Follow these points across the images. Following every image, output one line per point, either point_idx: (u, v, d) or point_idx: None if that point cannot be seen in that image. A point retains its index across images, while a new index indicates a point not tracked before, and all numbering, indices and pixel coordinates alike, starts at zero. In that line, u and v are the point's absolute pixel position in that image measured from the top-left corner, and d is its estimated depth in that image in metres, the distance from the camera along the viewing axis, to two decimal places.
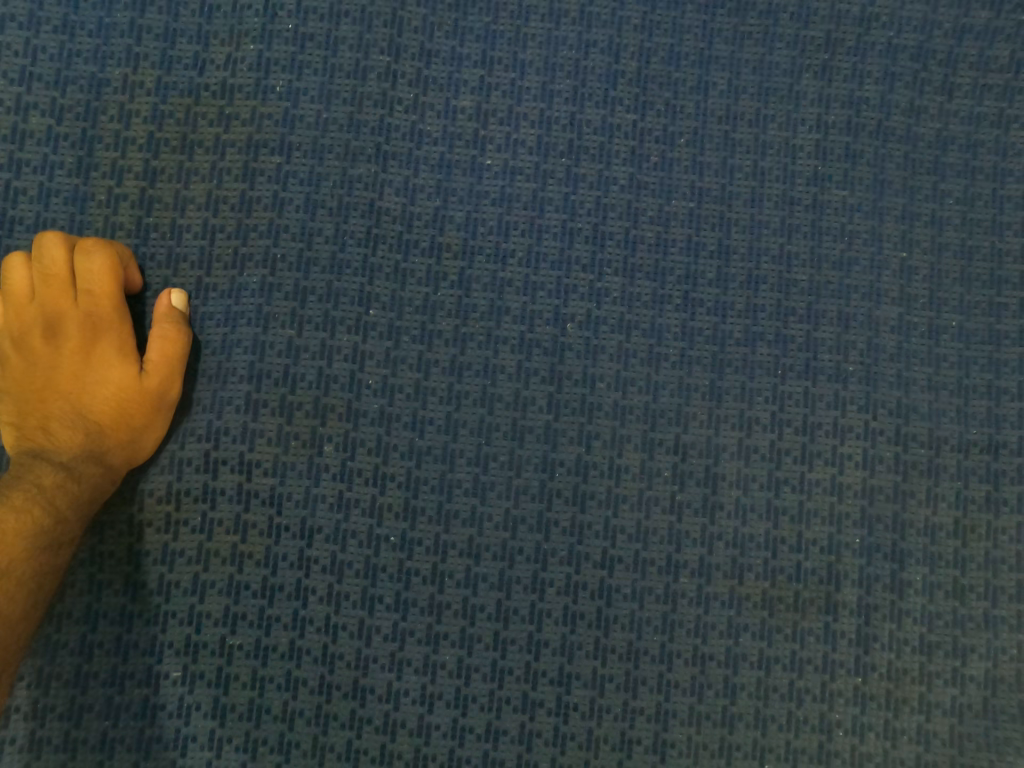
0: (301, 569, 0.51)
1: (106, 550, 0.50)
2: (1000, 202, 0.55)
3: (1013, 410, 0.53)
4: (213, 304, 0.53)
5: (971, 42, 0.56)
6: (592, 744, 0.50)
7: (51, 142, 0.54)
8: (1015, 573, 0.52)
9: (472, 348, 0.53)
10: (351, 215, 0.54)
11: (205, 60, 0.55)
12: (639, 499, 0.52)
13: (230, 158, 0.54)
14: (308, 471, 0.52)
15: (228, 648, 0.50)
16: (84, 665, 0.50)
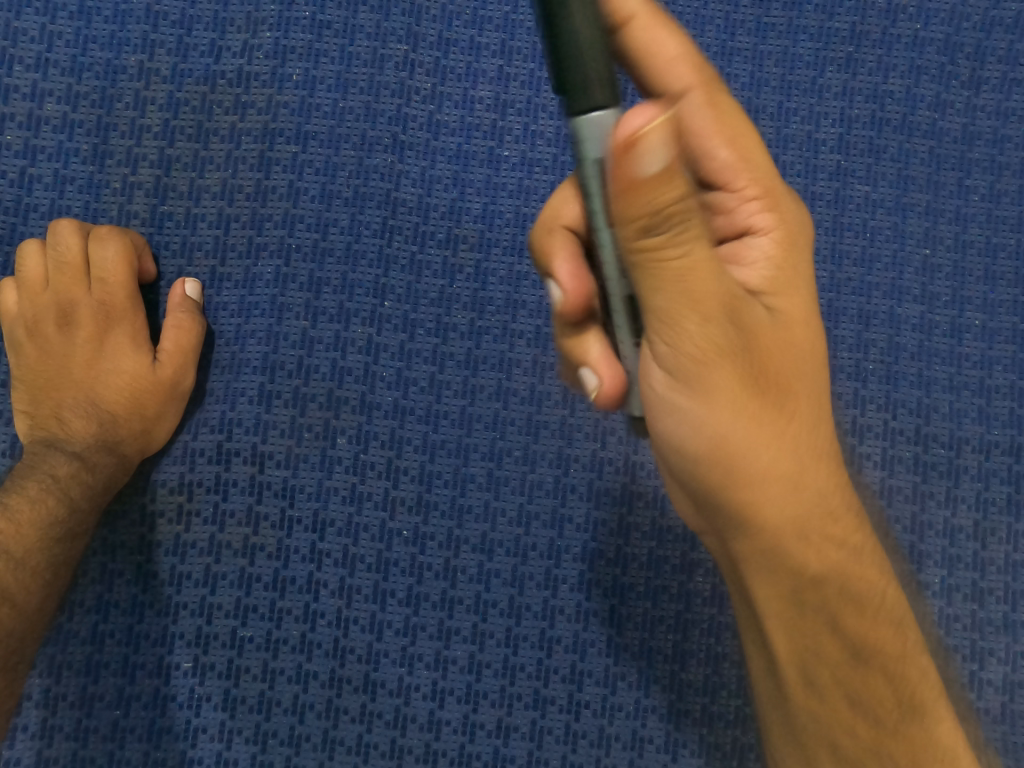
0: (314, 562, 0.68)
1: (115, 539, 0.67)
2: (929, 270, 0.72)
3: (940, 431, 0.70)
4: (257, 325, 0.70)
5: (890, 133, 0.73)
6: (573, 704, 0.67)
7: (129, 192, 0.71)
8: (940, 567, 0.69)
9: (489, 344, 0.70)
10: (397, 266, 0.71)
11: (273, 130, 0.72)
12: (654, 495, 0.69)
13: (300, 207, 0.71)
14: (321, 465, 0.69)
15: (278, 610, 0.68)
16: (136, 624, 0.67)
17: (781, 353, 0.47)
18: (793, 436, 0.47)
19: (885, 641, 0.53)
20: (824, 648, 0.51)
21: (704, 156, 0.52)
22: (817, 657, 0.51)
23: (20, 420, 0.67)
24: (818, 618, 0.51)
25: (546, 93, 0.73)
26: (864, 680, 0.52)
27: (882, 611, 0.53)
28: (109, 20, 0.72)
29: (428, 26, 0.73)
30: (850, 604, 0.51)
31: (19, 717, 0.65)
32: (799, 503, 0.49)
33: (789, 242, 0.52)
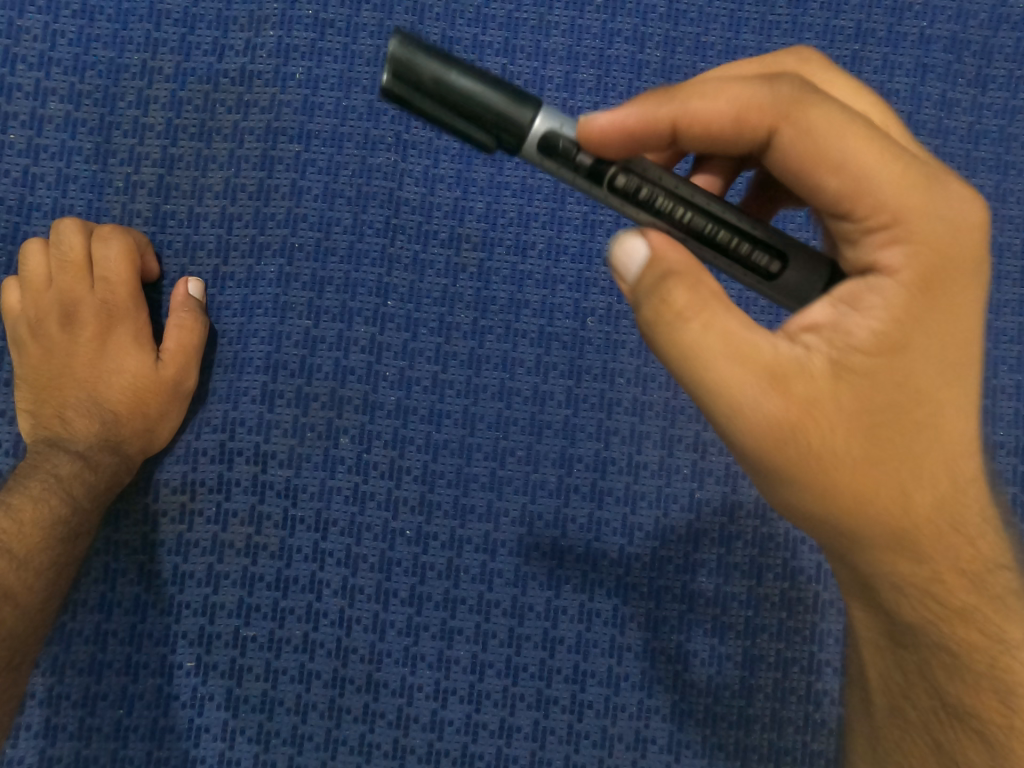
0: (317, 562, 0.68)
1: (119, 538, 0.67)
2: None
3: None
4: (259, 324, 0.70)
5: None
6: (575, 704, 0.67)
7: (132, 192, 0.71)
8: None
9: (492, 344, 0.70)
10: (399, 265, 0.71)
11: (276, 129, 0.71)
12: (657, 495, 0.69)
13: (303, 206, 0.71)
14: (324, 465, 0.69)
15: (280, 610, 0.68)
16: (139, 624, 0.67)
17: (885, 409, 0.40)
18: (893, 503, 0.42)
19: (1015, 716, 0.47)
20: (913, 686, 0.51)
21: (813, 183, 0.42)
22: (904, 694, 0.52)
23: (23, 419, 0.67)
24: (911, 662, 0.50)
25: (550, 91, 0.73)
26: (951, 731, 0.50)
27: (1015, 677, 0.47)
28: (111, 19, 0.72)
29: (431, 25, 0.73)
30: (956, 668, 0.48)
31: (22, 716, 0.65)
32: (908, 571, 0.45)
33: (920, 282, 0.40)
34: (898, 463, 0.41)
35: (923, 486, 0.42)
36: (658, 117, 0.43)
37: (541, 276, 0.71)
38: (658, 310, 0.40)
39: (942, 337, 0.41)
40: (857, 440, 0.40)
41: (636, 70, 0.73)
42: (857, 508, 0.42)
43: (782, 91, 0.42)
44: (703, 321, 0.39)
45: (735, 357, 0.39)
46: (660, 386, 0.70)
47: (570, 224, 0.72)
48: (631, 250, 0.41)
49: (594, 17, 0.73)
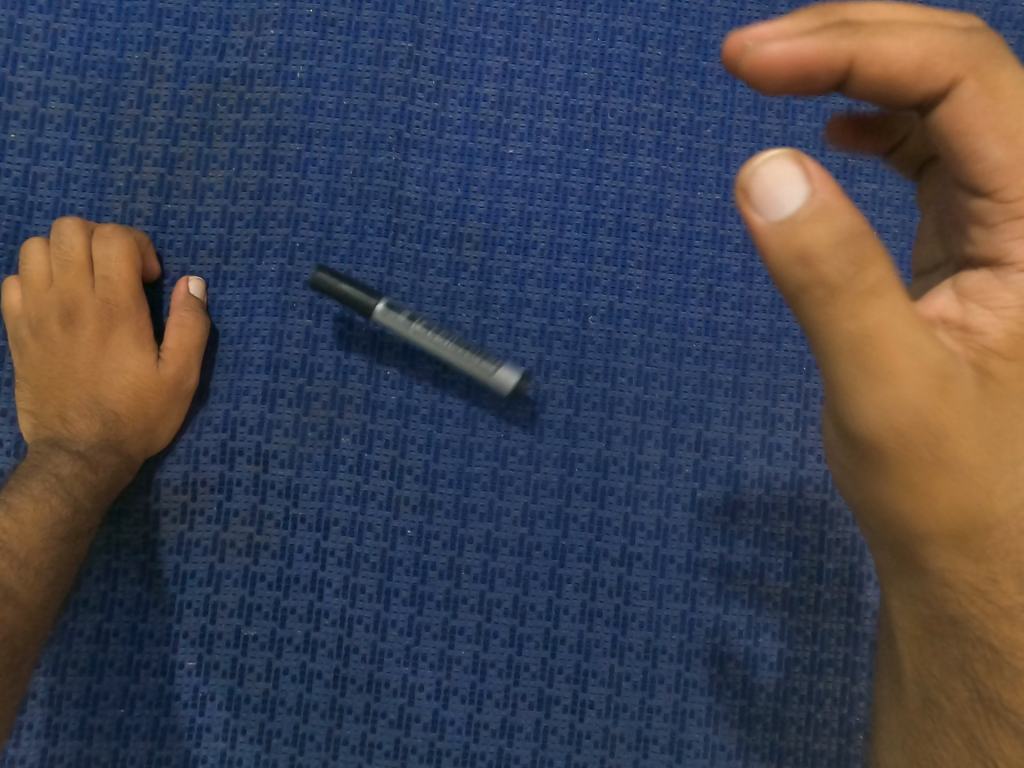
0: (318, 561, 0.68)
1: (120, 538, 0.67)
2: None
3: None
4: (260, 323, 0.70)
5: None
6: (576, 704, 0.67)
7: (133, 191, 0.71)
8: None
9: (494, 343, 0.70)
10: (400, 264, 0.71)
11: (277, 128, 0.71)
12: (658, 495, 0.69)
13: (304, 205, 0.71)
14: (325, 464, 0.69)
15: (282, 609, 0.68)
16: (141, 623, 0.67)
17: (990, 409, 0.40)
18: (978, 496, 0.41)
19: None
20: (949, 680, 0.47)
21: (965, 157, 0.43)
22: (941, 687, 0.48)
23: (24, 419, 0.67)
24: (948, 653, 0.47)
25: (551, 90, 0.73)
26: (986, 733, 0.46)
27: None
28: (112, 18, 0.72)
29: (432, 24, 0.73)
30: (998, 667, 0.45)
31: (24, 715, 0.65)
32: (967, 567, 0.43)
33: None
34: (991, 464, 0.41)
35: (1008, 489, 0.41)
36: (826, 64, 0.43)
37: (542, 275, 0.71)
38: (817, 283, 0.36)
39: None
40: (964, 430, 0.40)
41: (637, 69, 0.73)
42: (949, 497, 0.41)
43: (958, 63, 0.42)
44: (866, 287, 0.36)
45: (871, 340, 0.37)
46: (662, 385, 0.70)
47: (572, 223, 0.72)
48: (784, 185, 0.35)
49: (596, 15, 0.73)
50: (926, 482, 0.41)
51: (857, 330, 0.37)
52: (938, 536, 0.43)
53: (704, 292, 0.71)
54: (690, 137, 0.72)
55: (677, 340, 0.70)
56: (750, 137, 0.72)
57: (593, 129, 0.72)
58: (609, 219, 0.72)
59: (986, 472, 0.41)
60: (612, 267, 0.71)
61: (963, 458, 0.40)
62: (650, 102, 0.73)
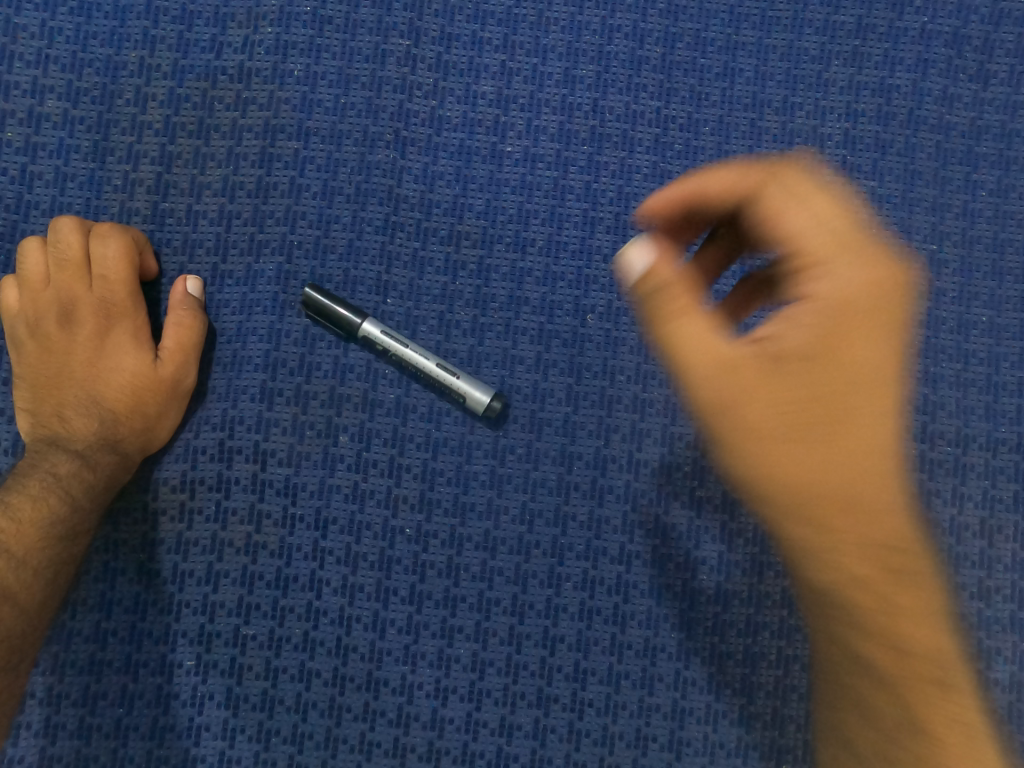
0: (317, 560, 0.68)
1: (118, 537, 0.67)
2: (935, 266, 0.71)
3: (948, 428, 0.70)
4: (258, 322, 0.70)
5: (897, 128, 0.73)
6: (576, 702, 0.67)
7: (130, 190, 0.71)
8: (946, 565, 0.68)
9: (492, 341, 0.70)
10: (398, 262, 0.71)
11: (274, 126, 0.71)
12: (657, 493, 0.69)
13: (302, 204, 0.71)
14: (323, 463, 0.69)
15: (280, 608, 0.67)
16: (139, 623, 0.67)
17: (803, 390, 0.45)
18: (819, 477, 0.44)
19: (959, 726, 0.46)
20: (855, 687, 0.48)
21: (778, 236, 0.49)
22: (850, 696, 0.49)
23: (22, 419, 0.67)
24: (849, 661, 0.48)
25: (549, 88, 0.72)
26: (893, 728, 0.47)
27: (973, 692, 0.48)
28: (109, 16, 0.72)
29: (430, 21, 0.73)
30: (883, 649, 0.47)
31: (22, 715, 0.65)
32: (836, 554, 0.45)
33: (840, 298, 0.46)
34: (819, 444, 0.44)
35: (842, 466, 0.45)
36: (677, 205, 0.53)
37: (540, 273, 0.71)
38: (656, 302, 0.48)
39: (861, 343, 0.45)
40: (780, 406, 0.45)
41: (635, 66, 0.73)
42: (790, 483, 0.44)
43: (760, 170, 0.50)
44: (689, 314, 0.47)
45: (694, 332, 0.46)
46: (661, 384, 0.70)
47: (570, 221, 0.71)
48: (637, 257, 0.49)
49: (594, 12, 0.73)
50: (772, 468, 0.44)
51: (671, 332, 0.47)
52: (796, 519, 0.45)
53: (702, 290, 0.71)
54: (689, 135, 0.72)
55: None
56: (749, 135, 0.72)
57: (591, 127, 0.72)
58: (607, 217, 0.72)
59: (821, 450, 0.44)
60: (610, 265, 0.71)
61: (796, 437, 0.45)
62: (648, 100, 0.73)
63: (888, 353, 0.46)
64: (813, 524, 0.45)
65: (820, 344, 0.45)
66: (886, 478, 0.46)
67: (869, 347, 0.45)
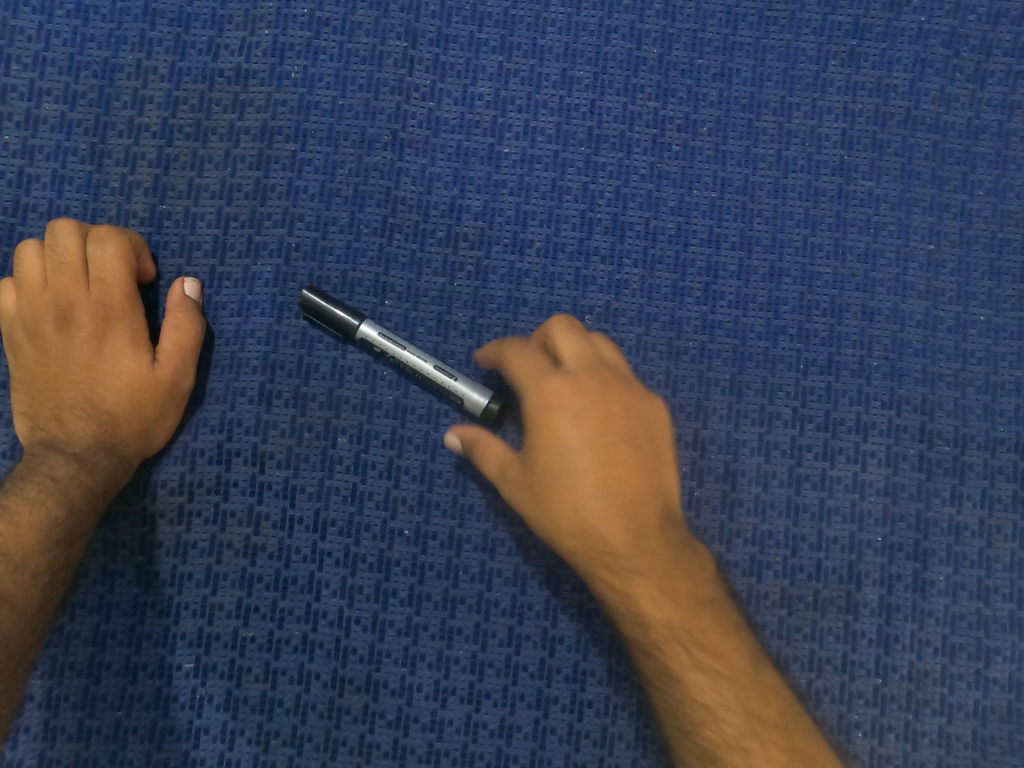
0: (316, 562, 0.68)
1: (117, 540, 0.67)
2: (933, 266, 0.72)
3: (947, 428, 0.70)
4: (256, 324, 0.70)
5: (894, 128, 0.73)
6: (575, 703, 0.67)
7: (128, 192, 0.71)
8: (944, 565, 0.68)
9: (490, 342, 0.70)
10: (397, 263, 0.71)
11: (272, 128, 0.71)
12: None
13: (300, 205, 0.71)
14: (322, 465, 0.69)
15: (279, 610, 0.67)
16: (138, 625, 0.67)
17: (551, 470, 0.60)
18: (580, 532, 0.60)
19: (715, 669, 0.60)
20: (672, 691, 0.60)
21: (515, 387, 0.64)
22: (676, 706, 0.60)
23: (21, 421, 0.67)
24: (664, 674, 0.61)
25: (546, 89, 0.72)
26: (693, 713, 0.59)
27: (736, 653, 0.61)
28: (106, 19, 0.72)
29: (427, 23, 0.73)
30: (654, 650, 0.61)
31: (21, 718, 0.65)
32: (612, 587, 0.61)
33: (542, 398, 0.61)
34: (570, 507, 0.60)
35: (592, 519, 0.60)
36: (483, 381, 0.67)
37: (538, 274, 0.71)
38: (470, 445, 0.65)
39: (569, 428, 0.60)
40: (534, 487, 0.61)
41: (633, 67, 0.73)
42: (569, 540, 0.61)
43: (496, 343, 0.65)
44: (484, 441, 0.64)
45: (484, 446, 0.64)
46: (660, 384, 0.70)
47: (568, 222, 0.71)
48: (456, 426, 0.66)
49: (591, 13, 0.73)
50: (555, 532, 0.61)
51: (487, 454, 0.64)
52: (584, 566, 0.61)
53: (700, 291, 0.71)
54: (686, 136, 0.72)
55: (674, 339, 0.70)
56: (746, 136, 0.72)
57: (589, 128, 0.72)
58: (605, 218, 0.72)
59: (564, 510, 0.60)
60: (608, 266, 0.71)
61: (548, 502, 0.61)
62: (645, 100, 0.73)
63: (603, 426, 0.61)
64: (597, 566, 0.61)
65: (548, 436, 0.61)
66: (617, 514, 0.60)
67: (573, 427, 0.60)
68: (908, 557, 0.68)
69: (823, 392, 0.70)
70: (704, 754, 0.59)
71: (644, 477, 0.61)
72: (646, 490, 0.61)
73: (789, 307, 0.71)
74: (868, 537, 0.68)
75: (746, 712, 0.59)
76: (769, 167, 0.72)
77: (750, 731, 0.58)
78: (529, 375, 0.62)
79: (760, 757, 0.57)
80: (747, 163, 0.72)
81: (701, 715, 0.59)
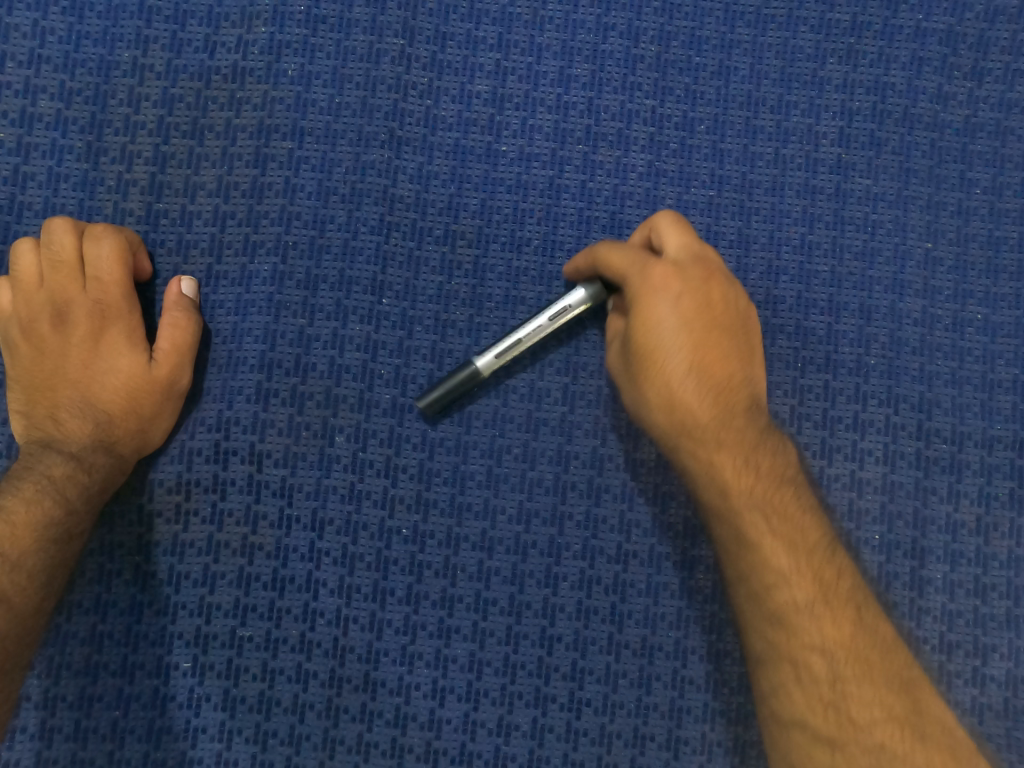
0: (313, 561, 0.68)
1: (114, 539, 0.67)
2: (931, 264, 0.72)
3: (944, 426, 0.70)
4: (253, 322, 0.70)
5: (892, 126, 0.73)
6: (573, 701, 0.67)
7: (124, 190, 0.70)
8: (942, 562, 0.68)
9: (488, 341, 0.70)
10: (394, 262, 0.70)
11: (269, 126, 0.71)
12: (654, 492, 0.69)
13: (297, 203, 0.71)
14: (320, 464, 0.69)
15: (277, 609, 0.67)
16: (135, 625, 0.67)
17: (646, 349, 0.62)
18: (670, 406, 0.62)
19: (791, 541, 0.60)
20: (748, 566, 0.60)
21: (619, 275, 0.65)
22: (747, 581, 0.60)
23: (17, 421, 0.67)
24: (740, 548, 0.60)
25: (544, 87, 0.72)
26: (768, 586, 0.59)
27: (815, 531, 0.60)
28: (101, 16, 0.71)
29: (424, 20, 0.72)
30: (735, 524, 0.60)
31: (18, 719, 0.65)
32: (699, 461, 0.61)
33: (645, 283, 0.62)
34: (665, 381, 0.62)
35: (686, 397, 0.61)
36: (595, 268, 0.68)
37: (536, 272, 0.71)
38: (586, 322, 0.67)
39: (668, 309, 0.62)
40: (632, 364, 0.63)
41: (630, 65, 0.73)
42: (661, 414, 0.62)
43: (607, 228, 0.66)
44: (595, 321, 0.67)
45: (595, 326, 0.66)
46: None
47: (565, 221, 0.71)
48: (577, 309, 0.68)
49: (589, 11, 0.73)
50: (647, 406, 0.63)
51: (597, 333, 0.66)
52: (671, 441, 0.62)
53: None
54: (684, 134, 0.72)
55: None
56: (744, 134, 0.72)
57: (587, 126, 0.72)
58: (603, 217, 0.72)
59: (657, 386, 0.62)
60: None
61: (643, 378, 0.63)
62: (643, 98, 0.72)
63: (700, 313, 0.62)
64: (684, 440, 0.62)
65: (646, 318, 0.62)
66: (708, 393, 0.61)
67: (672, 309, 0.62)
68: (906, 555, 0.68)
69: (820, 390, 0.70)
70: (769, 618, 0.59)
71: (736, 364, 0.63)
72: (735, 376, 0.62)
73: (787, 306, 0.71)
74: (865, 535, 0.69)
75: (819, 584, 0.59)
76: (767, 165, 0.72)
77: (824, 606, 0.58)
78: (634, 263, 0.63)
79: (826, 622, 0.58)
80: (745, 162, 0.72)
81: (776, 586, 0.59)
